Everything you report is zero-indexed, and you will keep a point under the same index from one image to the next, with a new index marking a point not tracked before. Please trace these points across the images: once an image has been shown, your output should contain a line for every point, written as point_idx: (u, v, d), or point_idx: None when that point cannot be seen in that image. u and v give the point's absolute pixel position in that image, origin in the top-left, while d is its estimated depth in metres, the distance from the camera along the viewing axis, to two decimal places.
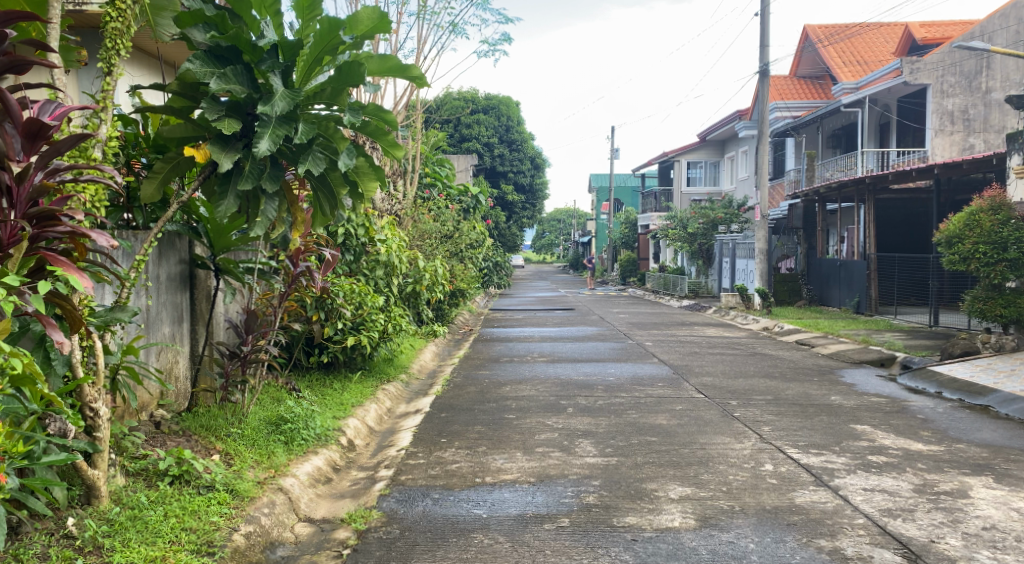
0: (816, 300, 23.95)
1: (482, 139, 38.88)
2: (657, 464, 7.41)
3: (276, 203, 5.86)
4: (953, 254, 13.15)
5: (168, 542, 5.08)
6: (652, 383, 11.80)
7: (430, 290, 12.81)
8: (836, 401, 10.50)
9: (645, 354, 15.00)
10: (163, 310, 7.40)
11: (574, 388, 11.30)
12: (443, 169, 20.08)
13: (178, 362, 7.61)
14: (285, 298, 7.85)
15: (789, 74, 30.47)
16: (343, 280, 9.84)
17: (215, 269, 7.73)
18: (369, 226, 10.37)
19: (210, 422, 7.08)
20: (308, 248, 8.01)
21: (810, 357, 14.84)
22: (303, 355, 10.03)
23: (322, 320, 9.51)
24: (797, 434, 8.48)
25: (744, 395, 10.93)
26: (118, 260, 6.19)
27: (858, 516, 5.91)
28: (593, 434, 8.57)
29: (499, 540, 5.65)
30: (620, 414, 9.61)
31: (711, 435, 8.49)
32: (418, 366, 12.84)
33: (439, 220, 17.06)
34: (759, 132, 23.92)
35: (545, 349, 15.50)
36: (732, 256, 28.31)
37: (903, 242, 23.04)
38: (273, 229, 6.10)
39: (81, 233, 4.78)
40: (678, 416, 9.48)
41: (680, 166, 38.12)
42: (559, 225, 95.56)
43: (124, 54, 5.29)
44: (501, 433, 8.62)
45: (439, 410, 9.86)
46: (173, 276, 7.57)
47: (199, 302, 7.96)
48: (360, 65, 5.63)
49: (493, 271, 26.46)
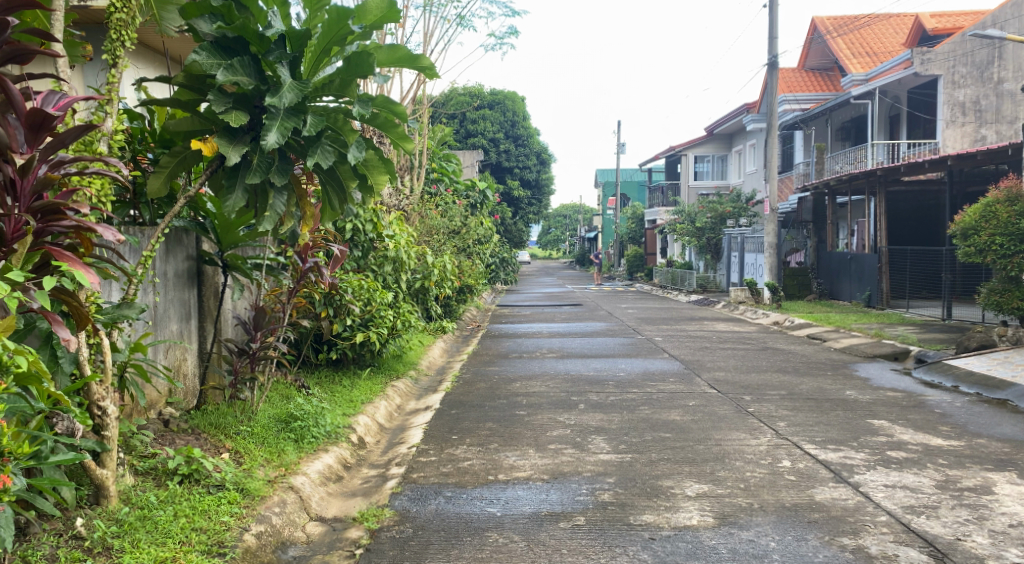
0: (826, 295, 23.82)
1: (488, 135, 38.76)
2: (672, 460, 7.30)
3: (285, 197, 5.70)
4: (969, 246, 12.99)
5: (178, 543, 4.97)
6: (664, 378, 11.70)
7: (439, 286, 12.71)
8: (851, 396, 10.37)
9: (655, 349, 14.89)
10: (170, 307, 7.34)
11: (585, 384, 11.20)
12: (449, 165, 20.00)
13: (186, 359, 7.56)
14: (293, 294, 7.78)
15: (796, 67, 30.29)
16: (352, 276, 9.78)
17: (223, 266, 7.68)
18: (377, 222, 10.35)
19: (219, 420, 7.05)
20: (316, 243, 7.93)
21: (823, 352, 14.68)
22: (312, 352, 9.94)
23: (330, 316, 9.46)
24: (813, 430, 8.36)
25: (758, 390, 10.79)
26: (123, 258, 6.12)
27: (880, 514, 5.79)
28: (606, 431, 8.46)
29: (514, 539, 5.55)
30: (632, 410, 9.50)
31: (726, 431, 8.37)
32: (427, 363, 12.76)
33: (446, 216, 16.93)
34: (769, 125, 23.77)
35: (554, 345, 15.37)
36: (741, 250, 28.18)
37: (914, 235, 22.88)
38: (281, 225, 5.96)
39: (87, 228, 4.70)
40: (692, 412, 9.37)
41: (687, 160, 37.99)
42: (565, 221, 95.47)
43: (129, 45, 5.19)
44: (512, 430, 8.51)
45: (450, 407, 9.76)
46: (180, 273, 7.52)
47: (207, 299, 7.90)
48: (369, 55, 5.53)
49: (500, 266, 26.32)
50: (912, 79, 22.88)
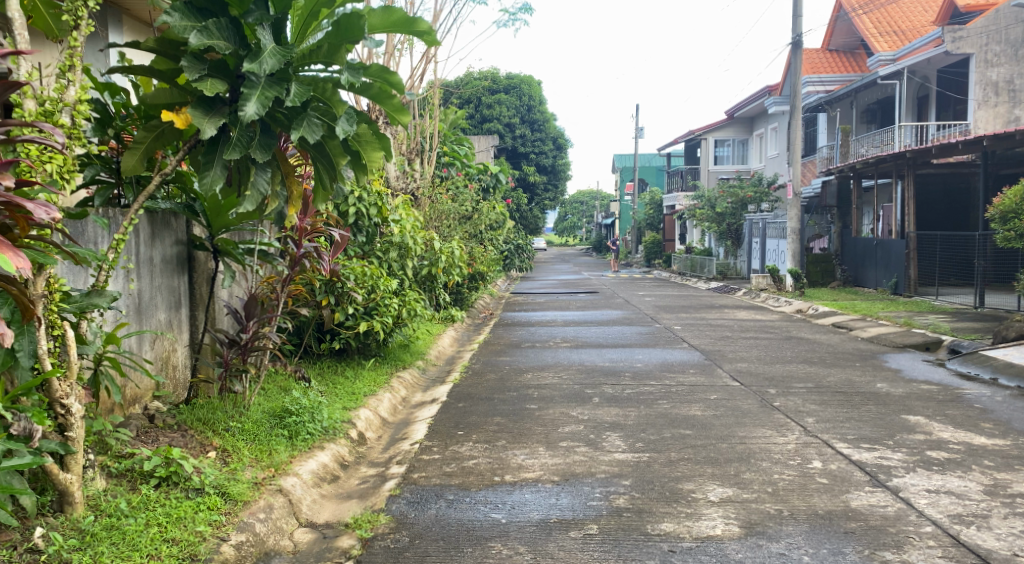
0: (851, 282, 23.20)
1: (503, 120, 38.17)
2: (693, 461, 6.79)
3: (269, 174, 5.23)
4: (1008, 231, 12.41)
5: (146, 556, 4.51)
6: (683, 369, 11.19)
7: (448, 273, 12.19)
8: (882, 390, 9.82)
9: (673, 338, 14.36)
10: (157, 295, 6.88)
11: (600, 375, 10.71)
12: (462, 149, 19.46)
13: (175, 351, 7.11)
14: (288, 281, 7.29)
15: (820, 48, 29.58)
16: (355, 263, 9.34)
17: (213, 251, 7.21)
18: (382, 206, 9.89)
19: (208, 416, 6.58)
20: (314, 226, 7.46)
21: (849, 342, 14.10)
22: (313, 341, 9.49)
23: (332, 304, 9.01)
24: (844, 427, 7.83)
25: (784, 382, 10.26)
26: (81, 245, 5.68)
27: (925, 524, 5.28)
28: (622, 427, 7.95)
29: (520, 551, 5.05)
30: (650, 404, 8.99)
31: (751, 428, 7.85)
32: (436, 352, 12.29)
33: (457, 201, 16.41)
34: (792, 107, 23.18)
35: (568, 334, 14.84)
36: (763, 236, 27.55)
37: (942, 222, 22.22)
38: (267, 205, 5.48)
39: (17, 205, 4.14)
40: (713, 407, 8.85)
41: (707, 145, 37.32)
42: (582, 208, 94.80)
43: (92, 7, 4.72)
44: (522, 425, 8.01)
45: (458, 400, 9.26)
46: (168, 258, 7.05)
47: (198, 285, 7.44)
48: (359, 17, 5.03)
49: (515, 253, 25.74)
50: (943, 57, 22.38)
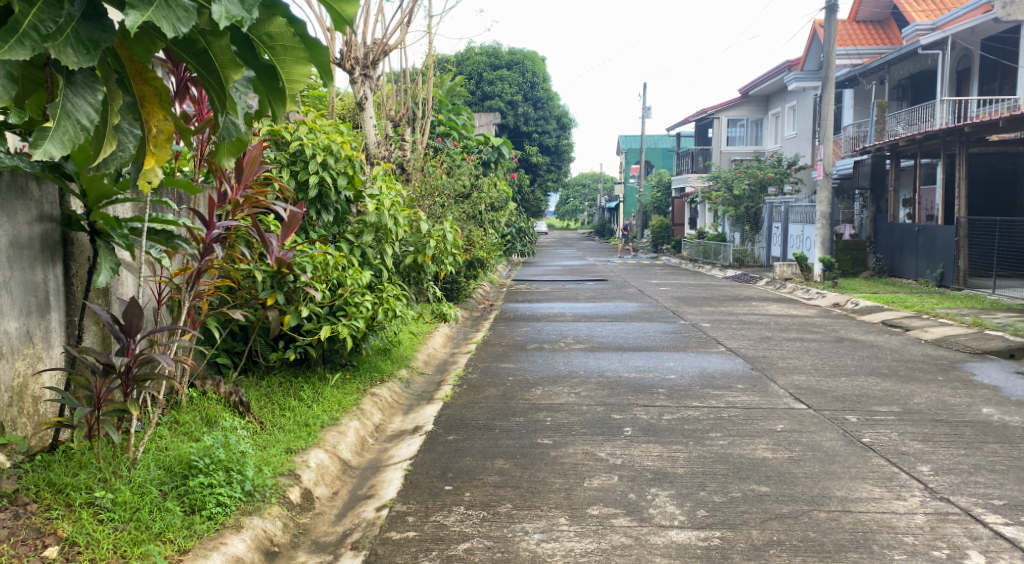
0: (885, 271, 21.03)
1: (505, 97, 35.77)
2: (790, 548, 4.63)
3: (89, 97, 3.67)
4: None
5: None
6: (730, 384, 8.99)
7: (439, 262, 9.90)
8: (993, 419, 7.61)
9: (706, 339, 12.17)
10: (2, 295, 4.66)
11: (627, 391, 8.51)
12: (459, 119, 17.17)
13: (35, 376, 4.87)
14: (197, 277, 5.13)
15: (846, 20, 27.28)
16: (317, 248, 7.23)
17: (93, 234, 5.03)
18: (355, 175, 7.85)
19: (64, 478, 4.39)
20: (255, 199, 5.51)
21: (914, 346, 11.91)
22: (261, 349, 7.21)
23: (282, 305, 6.85)
24: (980, 485, 5.65)
25: (863, 404, 8.09)
26: None
27: None
28: (670, 480, 5.74)
29: None
30: (700, 440, 6.78)
31: (852, 485, 5.66)
32: (423, 358, 10.07)
33: (452, 176, 14.12)
34: (825, 78, 20.79)
35: (581, 332, 12.59)
36: (785, 220, 25.34)
37: (988, 206, 20.09)
38: (101, 143, 3.84)
39: None
40: (785, 446, 6.63)
41: (720, 124, 34.97)
42: (585, 191, 92.55)
43: None
44: (534, 475, 5.80)
45: (447, 431, 7.02)
46: (25, 242, 4.82)
47: (77, 281, 5.21)
48: None
49: (519, 236, 23.45)
50: (992, 25, 20.22)
